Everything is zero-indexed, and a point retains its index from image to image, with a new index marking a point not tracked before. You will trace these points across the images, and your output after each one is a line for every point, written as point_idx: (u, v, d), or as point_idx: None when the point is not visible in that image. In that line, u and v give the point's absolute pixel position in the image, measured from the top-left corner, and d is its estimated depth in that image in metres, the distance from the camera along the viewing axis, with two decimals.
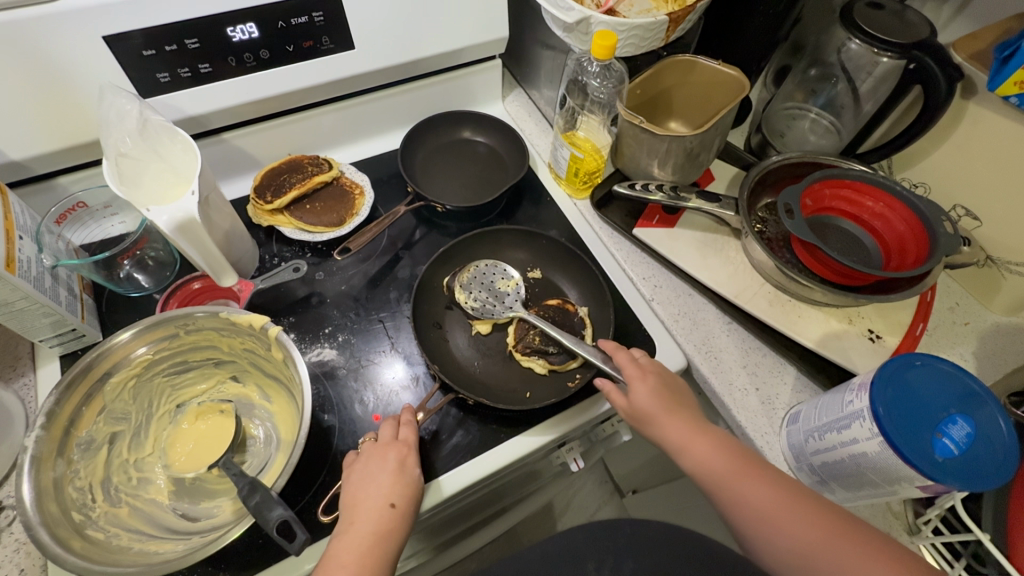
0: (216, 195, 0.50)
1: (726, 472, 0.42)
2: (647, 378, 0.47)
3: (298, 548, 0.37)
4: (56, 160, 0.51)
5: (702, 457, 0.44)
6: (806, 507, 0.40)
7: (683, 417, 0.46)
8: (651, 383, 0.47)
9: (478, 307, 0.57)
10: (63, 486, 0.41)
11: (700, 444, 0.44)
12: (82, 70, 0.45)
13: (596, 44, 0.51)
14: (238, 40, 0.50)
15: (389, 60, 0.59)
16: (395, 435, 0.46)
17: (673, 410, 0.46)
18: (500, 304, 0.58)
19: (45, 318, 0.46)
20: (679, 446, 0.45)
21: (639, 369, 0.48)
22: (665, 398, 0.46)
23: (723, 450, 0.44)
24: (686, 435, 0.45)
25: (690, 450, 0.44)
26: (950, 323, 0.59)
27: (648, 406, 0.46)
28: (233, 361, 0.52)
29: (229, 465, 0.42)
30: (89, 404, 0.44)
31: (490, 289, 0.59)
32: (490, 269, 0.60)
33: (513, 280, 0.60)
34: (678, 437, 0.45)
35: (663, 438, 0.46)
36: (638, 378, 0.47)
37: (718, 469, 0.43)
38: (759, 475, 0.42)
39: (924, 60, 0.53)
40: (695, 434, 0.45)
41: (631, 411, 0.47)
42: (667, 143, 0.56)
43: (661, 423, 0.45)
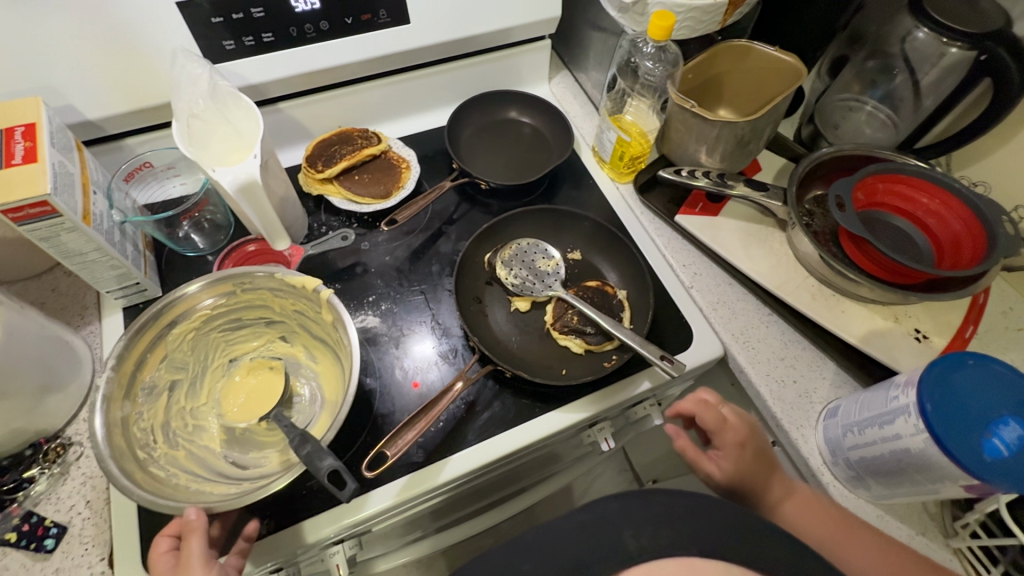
0: (274, 161, 0.52)
1: (832, 541, 0.45)
2: (739, 446, 0.50)
3: (347, 496, 0.37)
4: (128, 121, 0.53)
5: (805, 525, 0.46)
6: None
7: (782, 488, 0.49)
8: (747, 451, 0.50)
9: (518, 283, 0.58)
10: (129, 425, 0.44)
11: (804, 515, 0.47)
12: (157, 34, 0.48)
13: (653, 24, 0.51)
14: (300, 10, 0.52)
15: (442, 37, 0.60)
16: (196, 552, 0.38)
17: (772, 483, 0.49)
18: (539, 283, 0.58)
19: (113, 270, 0.49)
20: (785, 517, 0.48)
21: (732, 434, 0.50)
22: (761, 467, 0.49)
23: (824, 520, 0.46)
24: (786, 506, 0.48)
25: (792, 521, 0.47)
26: (1002, 327, 0.57)
27: (745, 472, 0.49)
28: (284, 322, 0.55)
29: (280, 418, 0.44)
30: (153, 350, 0.47)
31: (530, 267, 0.59)
32: (532, 247, 0.61)
33: (554, 260, 0.60)
34: (779, 508, 0.48)
35: (765, 505, 0.49)
36: (732, 445, 0.50)
37: (824, 539, 0.45)
38: (872, 544, 0.43)
39: (996, 52, 0.51)
40: (795, 504, 0.48)
41: (725, 479, 0.50)
42: (718, 129, 0.55)
43: (763, 494, 0.48)
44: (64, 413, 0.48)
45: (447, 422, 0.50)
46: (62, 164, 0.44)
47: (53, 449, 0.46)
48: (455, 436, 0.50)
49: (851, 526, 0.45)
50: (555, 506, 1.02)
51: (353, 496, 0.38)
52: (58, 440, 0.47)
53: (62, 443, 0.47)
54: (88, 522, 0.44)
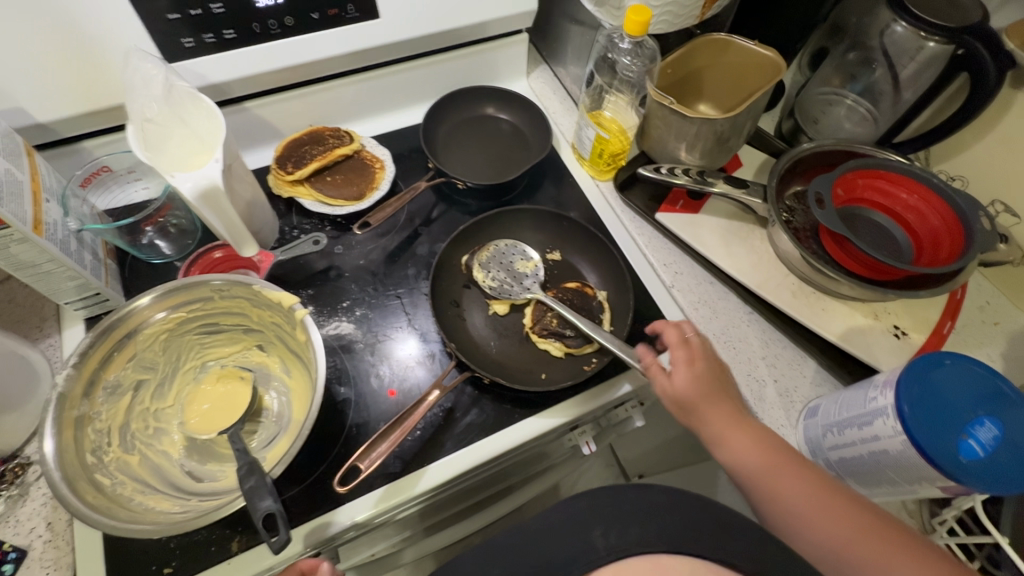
0: (239, 164, 0.50)
1: (762, 469, 0.42)
2: (692, 362, 0.45)
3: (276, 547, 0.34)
4: (83, 123, 0.50)
5: (739, 452, 0.43)
6: (843, 509, 0.39)
7: (724, 410, 0.44)
8: (699, 370, 0.45)
9: (496, 285, 0.57)
10: (83, 426, 0.42)
11: (739, 439, 0.43)
12: (109, 32, 0.45)
13: (629, 19, 0.49)
14: (263, 5, 0.50)
15: (414, 32, 0.58)
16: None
17: (716, 405, 0.44)
18: (517, 285, 0.57)
19: (70, 280, 0.47)
20: (720, 441, 0.43)
21: (688, 353, 0.45)
22: (708, 387, 0.44)
23: (759, 446, 0.42)
24: (728, 433, 0.43)
25: (726, 445, 0.43)
26: (979, 322, 0.57)
27: (693, 391, 0.44)
28: (260, 331, 0.52)
29: (235, 438, 0.42)
30: (121, 351, 0.45)
31: (508, 269, 0.58)
32: (511, 248, 0.60)
33: (532, 262, 0.60)
34: (717, 430, 0.43)
35: (703, 428, 0.44)
36: (683, 362, 0.45)
37: (753, 465, 0.42)
38: (800, 474, 0.41)
39: (974, 46, 0.50)
40: (738, 432, 0.43)
41: (674, 399, 0.45)
42: (697, 126, 0.55)
43: (704, 417, 0.44)
44: (22, 432, 0.46)
45: (425, 430, 0.49)
46: (9, 171, 0.41)
47: (11, 470, 0.44)
48: (431, 445, 0.48)
49: (783, 452, 0.42)
50: (541, 503, 1.02)
51: (283, 548, 0.34)
52: (17, 459, 0.45)
53: (21, 463, 0.45)
54: (48, 545, 0.42)
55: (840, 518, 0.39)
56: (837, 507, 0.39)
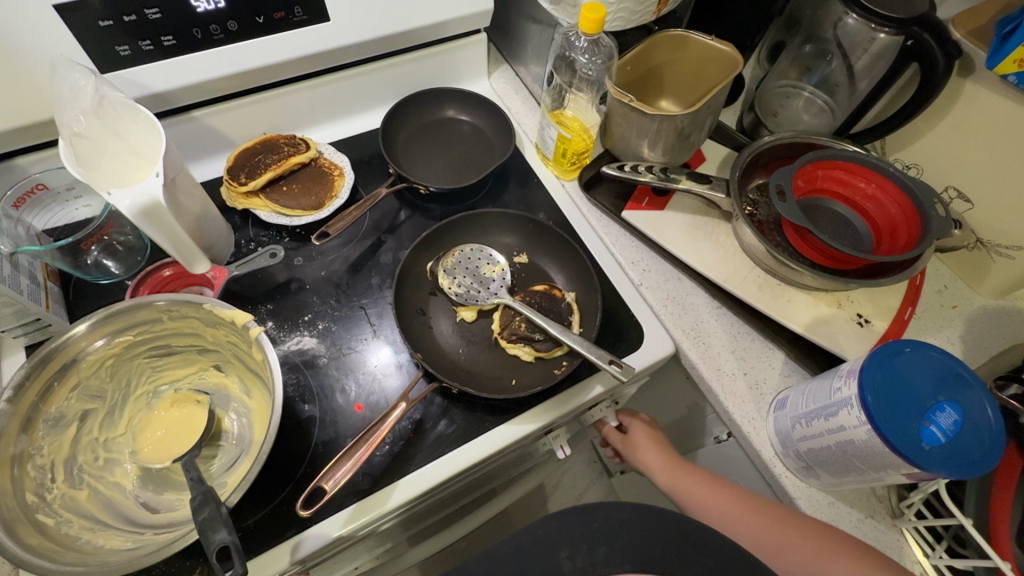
0: (184, 176, 0.48)
1: (725, 513, 0.49)
2: (644, 440, 0.58)
3: None
4: (12, 140, 0.47)
5: (704, 503, 0.51)
6: (810, 543, 0.44)
7: (666, 453, 0.56)
8: (652, 447, 0.57)
9: (461, 291, 0.56)
10: (23, 464, 0.39)
11: (694, 485, 0.52)
12: (34, 42, 0.42)
13: (584, 17, 0.48)
14: (203, 10, 0.47)
15: (367, 35, 0.56)
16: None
17: (659, 447, 0.57)
18: (485, 290, 0.57)
19: (6, 308, 0.44)
20: (701, 503, 0.51)
21: (640, 441, 0.58)
22: (654, 439, 0.58)
23: (717, 491, 0.51)
24: (683, 479, 0.53)
25: (693, 494, 0.52)
26: (938, 306, 0.59)
27: (638, 437, 0.59)
28: (217, 351, 0.50)
29: (189, 465, 0.40)
30: (62, 380, 0.42)
31: (475, 275, 0.58)
32: (481, 252, 0.59)
33: (499, 266, 0.59)
34: (681, 483, 0.53)
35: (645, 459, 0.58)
36: (634, 435, 0.59)
37: (720, 511, 0.49)
38: (754, 510, 0.48)
39: (922, 36, 0.51)
40: (689, 479, 0.53)
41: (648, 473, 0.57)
42: (657, 122, 0.54)
43: (669, 474, 0.55)
44: None
45: (394, 444, 0.48)
46: None
47: None
48: (402, 458, 0.47)
49: (744, 497, 0.49)
50: (527, 508, 1.01)
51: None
52: None
53: None
54: None
55: (799, 540, 0.44)
56: (795, 532, 0.45)
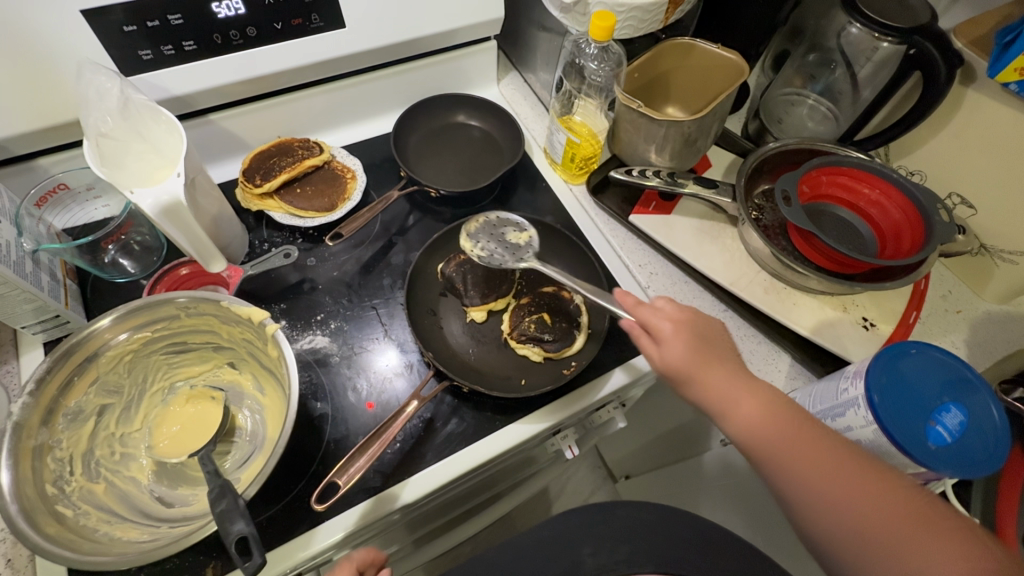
0: (203, 177, 0.49)
1: (776, 442, 0.39)
2: (680, 333, 0.42)
3: (249, 571, 0.33)
4: (37, 140, 0.49)
5: (749, 421, 0.40)
6: (912, 527, 0.34)
7: (722, 373, 0.42)
8: (687, 339, 0.42)
9: (485, 256, 0.56)
10: (43, 456, 0.40)
11: (745, 404, 0.40)
12: (61, 45, 0.44)
13: (594, 24, 0.50)
14: (223, 16, 0.49)
15: (380, 42, 0.58)
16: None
17: (715, 368, 0.42)
18: (507, 253, 0.57)
19: (27, 303, 0.45)
20: (770, 447, 0.39)
21: (670, 322, 0.43)
22: (705, 355, 0.42)
23: (771, 416, 0.40)
24: (725, 392, 0.41)
25: (733, 411, 0.40)
26: (943, 311, 0.59)
27: (686, 363, 0.42)
28: (231, 348, 0.51)
29: (206, 459, 0.40)
30: (82, 375, 0.43)
31: (499, 239, 0.58)
32: (512, 215, 0.59)
33: (525, 233, 0.58)
34: (721, 398, 0.41)
35: (699, 395, 0.42)
36: (670, 334, 0.42)
37: (768, 436, 0.39)
38: (813, 443, 0.38)
39: (924, 45, 0.52)
40: (737, 396, 0.41)
41: (665, 368, 0.43)
42: (665, 128, 0.55)
43: (702, 383, 0.42)
44: None
45: (405, 442, 0.48)
46: None
47: None
48: (412, 457, 0.48)
49: (809, 426, 0.39)
50: (529, 512, 1.01)
51: (258, 571, 0.33)
52: None
53: None
54: None
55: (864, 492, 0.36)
56: (878, 489, 0.36)
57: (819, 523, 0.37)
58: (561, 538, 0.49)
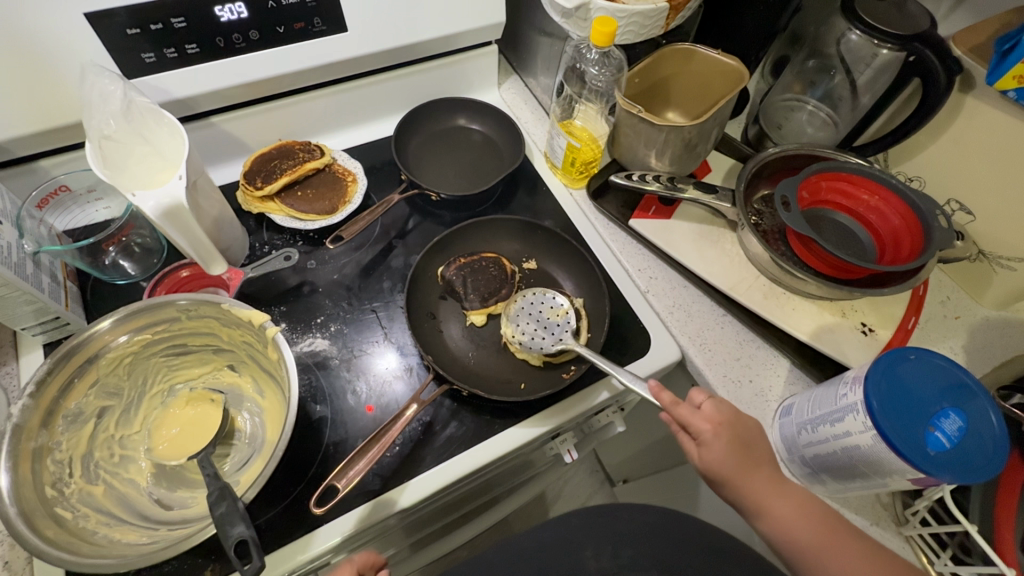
0: (204, 180, 0.49)
1: (815, 545, 0.41)
2: (720, 436, 0.43)
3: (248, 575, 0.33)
4: (39, 142, 0.49)
5: (786, 522, 0.42)
6: None
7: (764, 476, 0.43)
8: (726, 441, 0.43)
9: (526, 340, 0.53)
10: (42, 458, 0.40)
11: (782, 506, 0.42)
12: (64, 48, 0.44)
13: (595, 31, 0.50)
14: (226, 19, 0.49)
15: (382, 46, 0.58)
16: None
17: (755, 472, 0.43)
18: (551, 336, 0.53)
19: (28, 305, 0.45)
20: (810, 556, 0.41)
21: (710, 423, 0.43)
22: (744, 457, 0.43)
23: (807, 516, 0.42)
24: (766, 496, 0.42)
25: (770, 513, 0.42)
26: (941, 316, 0.60)
27: (726, 466, 0.43)
28: (232, 351, 0.51)
29: (205, 461, 0.40)
30: (82, 377, 0.43)
31: (539, 320, 0.55)
32: (550, 294, 0.57)
33: (562, 310, 0.56)
34: (760, 498, 0.42)
35: (741, 499, 0.43)
36: (711, 437, 0.43)
37: (803, 538, 0.41)
38: (849, 548, 0.40)
39: (923, 52, 0.52)
40: (774, 497, 0.42)
41: (705, 469, 0.44)
42: (665, 133, 0.56)
43: (743, 485, 0.43)
44: None
45: (403, 445, 0.48)
46: None
47: None
48: (412, 460, 0.48)
49: (838, 528, 0.41)
50: (526, 515, 1.01)
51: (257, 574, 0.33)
52: None
53: None
54: None
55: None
56: None
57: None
58: (560, 541, 0.49)
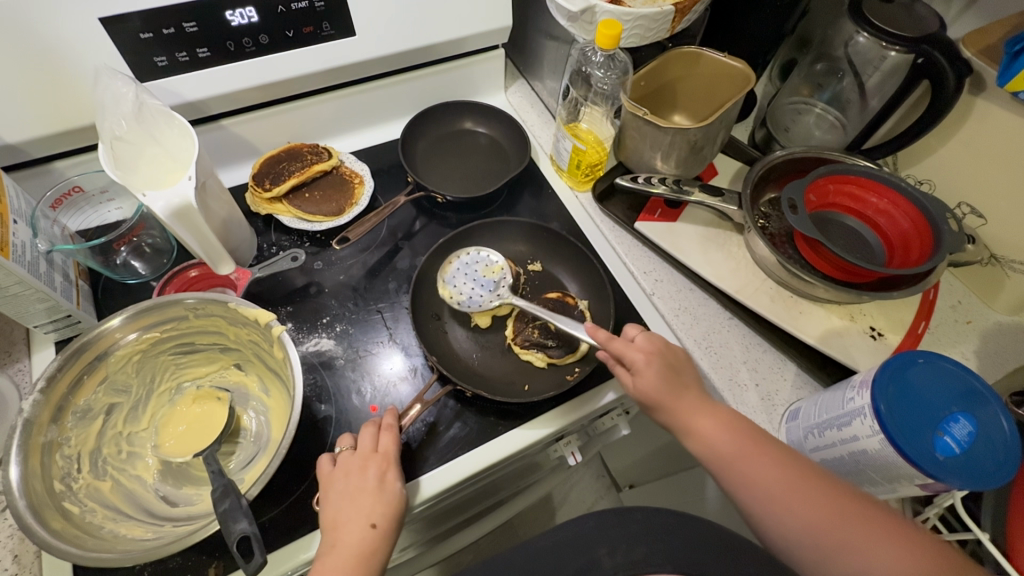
0: (213, 181, 0.50)
1: (734, 452, 0.43)
2: (653, 363, 0.46)
3: (252, 571, 0.33)
4: (54, 144, 0.50)
5: (708, 436, 0.44)
6: (856, 524, 0.39)
7: (686, 393, 0.46)
8: (656, 368, 0.46)
9: (465, 300, 0.57)
10: (52, 453, 0.41)
11: (706, 424, 0.44)
12: (79, 52, 0.45)
13: (601, 33, 0.50)
14: (237, 24, 0.50)
15: (390, 50, 0.59)
16: (375, 446, 0.44)
17: (676, 390, 0.46)
18: (487, 291, 0.57)
19: (40, 303, 0.46)
20: (733, 467, 0.43)
21: (643, 353, 0.47)
22: (672, 381, 0.46)
23: (727, 429, 0.44)
24: (690, 415, 0.45)
25: (696, 432, 0.45)
26: (952, 321, 0.59)
27: (652, 385, 0.46)
28: (238, 350, 0.52)
29: (210, 459, 0.41)
30: (92, 374, 0.44)
31: (474, 277, 0.58)
32: (482, 252, 0.61)
33: (497, 266, 0.60)
34: (684, 417, 0.45)
35: (670, 419, 0.46)
36: (644, 364, 0.46)
37: (725, 448, 0.43)
38: (764, 455, 0.42)
39: (933, 55, 0.52)
40: (698, 415, 0.45)
41: (636, 394, 0.47)
42: (671, 135, 0.55)
43: (671, 407, 0.45)
44: None
45: (406, 445, 0.48)
46: None
47: None
48: (415, 460, 0.48)
49: (757, 440, 0.43)
50: (532, 518, 1.01)
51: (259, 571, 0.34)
52: None
53: None
54: None
55: (809, 498, 0.40)
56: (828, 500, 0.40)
57: (776, 524, 0.41)
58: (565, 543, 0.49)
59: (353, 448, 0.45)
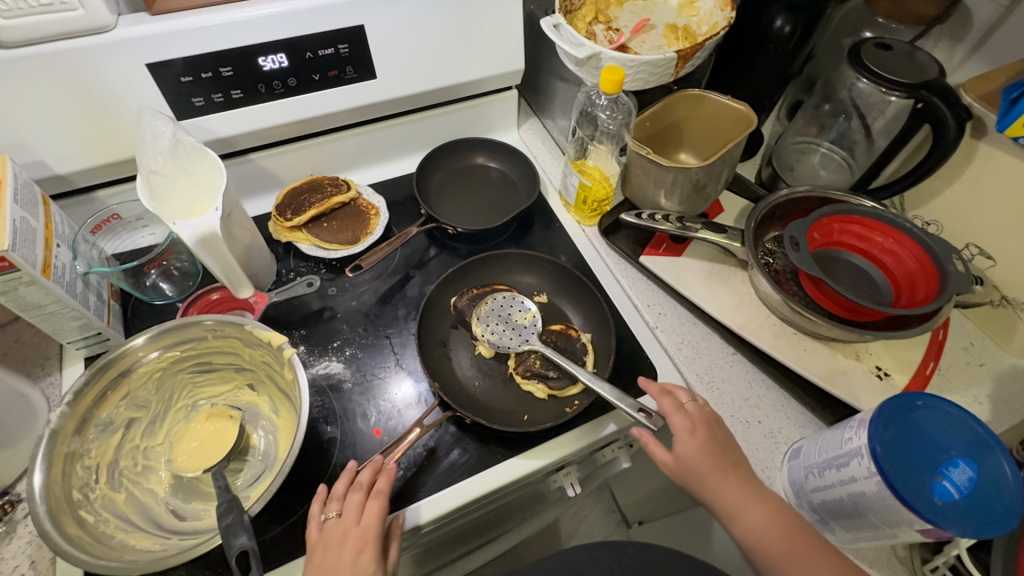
0: (239, 211, 0.53)
1: (784, 550, 0.41)
2: (697, 433, 0.46)
3: None
4: (98, 174, 0.55)
5: (757, 529, 0.42)
6: None
7: (733, 475, 0.44)
8: (702, 439, 0.45)
9: (495, 340, 0.58)
10: (73, 463, 0.43)
11: (754, 515, 0.43)
12: (127, 93, 0.50)
13: (604, 79, 0.53)
14: (268, 68, 0.54)
15: (407, 91, 0.62)
16: (358, 518, 0.43)
17: (723, 470, 0.44)
18: (517, 336, 0.58)
19: (74, 320, 0.49)
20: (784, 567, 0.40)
21: (688, 422, 0.47)
22: (716, 457, 0.45)
23: (777, 522, 0.42)
24: (737, 499, 0.43)
25: (744, 519, 0.43)
26: (964, 363, 0.58)
27: (697, 461, 0.45)
28: (252, 370, 0.54)
29: (218, 475, 0.43)
30: (115, 388, 0.47)
31: (507, 322, 0.59)
32: (517, 296, 0.62)
33: (529, 313, 0.61)
34: (730, 501, 0.44)
35: (716, 502, 0.44)
36: (689, 431, 0.46)
37: (771, 540, 0.42)
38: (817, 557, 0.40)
39: (931, 99, 0.53)
40: (748, 504, 0.43)
41: (676, 465, 0.46)
42: (673, 174, 0.57)
43: (715, 485, 0.44)
44: (16, 468, 0.47)
45: (407, 469, 0.49)
46: (24, 219, 0.44)
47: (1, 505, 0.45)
48: (414, 484, 0.49)
49: (810, 539, 0.42)
50: (538, 550, 1.00)
51: None
52: (7, 496, 0.46)
53: (11, 500, 0.46)
54: None
55: None
56: None
57: None
58: (563, 573, 0.49)
59: (339, 515, 0.44)
